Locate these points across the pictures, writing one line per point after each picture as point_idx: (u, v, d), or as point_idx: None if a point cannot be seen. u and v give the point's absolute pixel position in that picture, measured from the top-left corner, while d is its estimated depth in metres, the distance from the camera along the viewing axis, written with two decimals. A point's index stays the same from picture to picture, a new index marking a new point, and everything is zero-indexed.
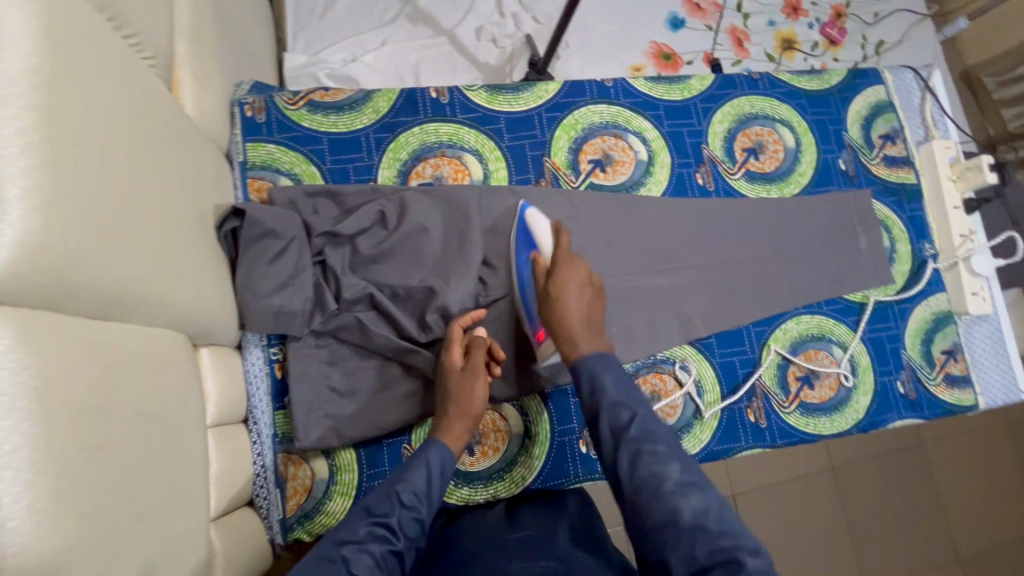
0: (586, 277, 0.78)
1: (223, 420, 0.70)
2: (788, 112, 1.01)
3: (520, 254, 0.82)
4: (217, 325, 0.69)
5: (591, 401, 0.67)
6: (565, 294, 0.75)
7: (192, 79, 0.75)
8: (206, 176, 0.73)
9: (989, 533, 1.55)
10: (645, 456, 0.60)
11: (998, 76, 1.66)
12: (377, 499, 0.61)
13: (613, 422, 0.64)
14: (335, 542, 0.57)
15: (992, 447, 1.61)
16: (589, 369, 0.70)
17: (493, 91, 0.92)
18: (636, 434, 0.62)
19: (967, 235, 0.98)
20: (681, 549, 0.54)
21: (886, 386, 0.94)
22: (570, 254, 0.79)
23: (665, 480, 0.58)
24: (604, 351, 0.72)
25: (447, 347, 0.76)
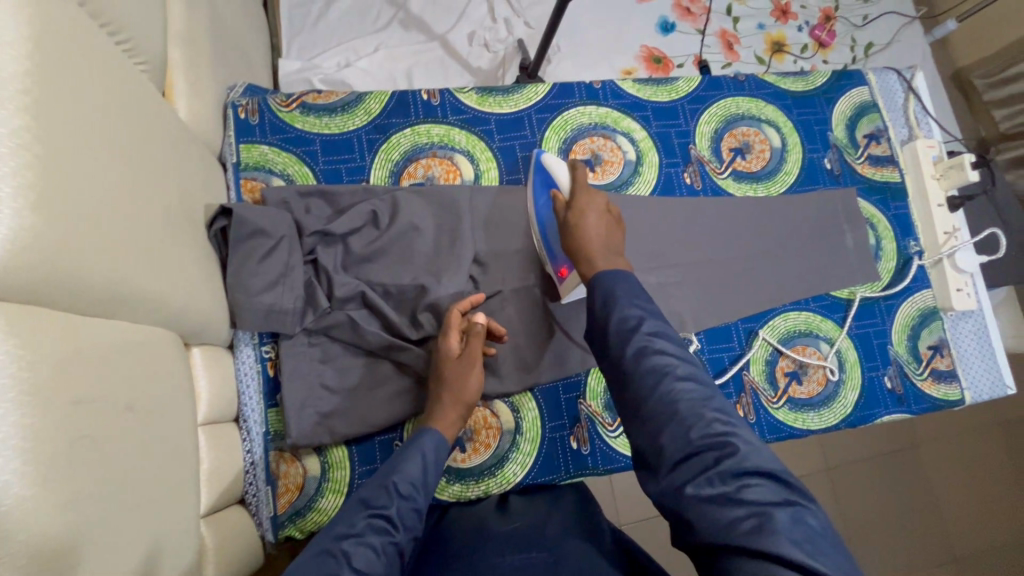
0: (603, 205, 0.80)
1: (215, 418, 0.71)
2: (774, 112, 1.03)
3: (539, 193, 0.85)
4: (209, 323, 0.70)
5: (601, 307, 0.67)
6: (585, 218, 0.77)
7: (185, 82, 0.77)
8: (198, 178, 0.74)
9: (984, 532, 1.56)
10: (653, 352, 0.61)
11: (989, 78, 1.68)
12: (373, 491, 0.60)
13: (620, 322, 0.64)
14: (333, 538, 0.55)
15: (985, 445, 1.63)
16: (603, 285, 0.69)
17: (483, 93, 0.94)
18: (644, 334, 0.63)
19: (951, 232, 1.00)
20: (675, 433, 0.55)
21: (873, 381, 0.95)
22: (588, 186, 0.82)
23: (670, 375, 0.59)
24: (622, 268, 0.72)
25: (444, 335, 0.78)
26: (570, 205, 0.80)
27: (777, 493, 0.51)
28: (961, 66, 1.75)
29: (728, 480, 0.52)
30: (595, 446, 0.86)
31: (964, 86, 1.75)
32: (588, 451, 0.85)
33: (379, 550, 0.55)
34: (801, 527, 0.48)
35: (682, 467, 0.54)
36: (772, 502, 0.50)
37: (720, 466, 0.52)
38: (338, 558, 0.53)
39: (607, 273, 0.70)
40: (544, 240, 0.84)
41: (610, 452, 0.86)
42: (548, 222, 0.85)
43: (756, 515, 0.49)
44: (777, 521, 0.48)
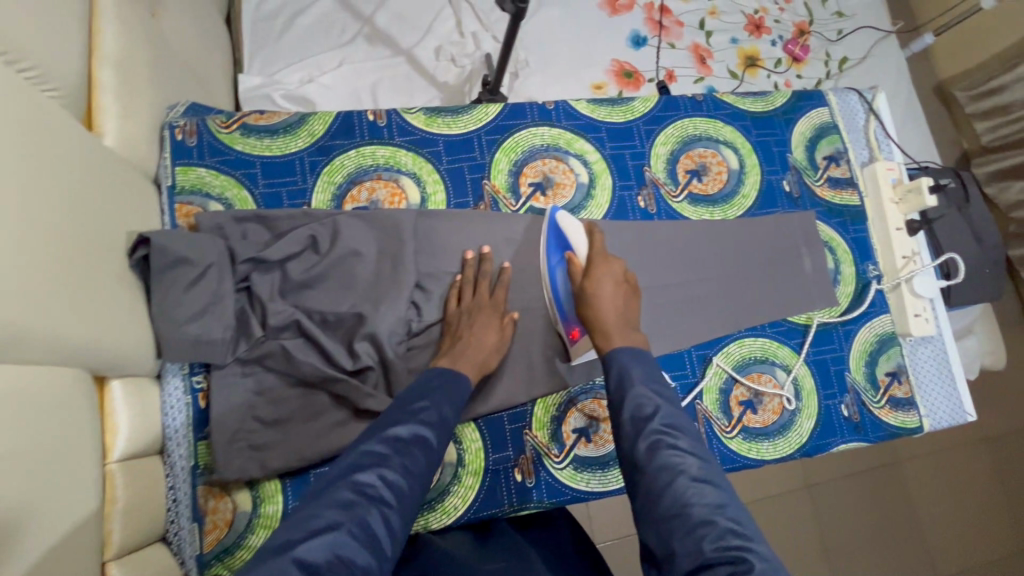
0: (620, 274, 0.80)
1: (135, 454, 0.68)
2: (732, 133, 1.01)
3: (553, 254, 0.83)
4: (128, 357, 0.67)
5: (616, 388, 0.65)
6: (603, 292, 0.76)
7: (116, 104, 0.74)
8: (122, 204, 0.71)
9: (965, 555, 1.55)
10: (665, 447, 0.58)
11: (973, 90, 1.65)
12: (422, 406, 0.63)
13: (635, 409, 0.62)
14: (386, 436, 0.58)
15: (962, 464, 1.62)
16: (619, 361, 0.68)
17: (431, 114, 0.92)
18: (658, 427, 0.60)
19: (910, 256, 0.98)
20: (686, 540, 0.52)
21: (830, 410, 0.93)
22: (604, 254, 0.81)
23: (682, 474, 0.56)
24: (639, 346, 0.71)
25: (485, 301, 0.81)
26: (586, 274, 0.78)
27: None
28: (944, 79, 1.76)
29: None
30: (541, 478, 0.83)
31: (947, 99, 1.76)
32: (533, 484, 0.83)
33: (425, 454, 0.59)
34: None
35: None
36: None
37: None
38: (390, 452, 0.57)
39: (626, 351, 0.69)
40: (556, 306, 0.83)
41: (556, 484, 0.84)
42: (562, 284, 0.83)
43: None
44: None
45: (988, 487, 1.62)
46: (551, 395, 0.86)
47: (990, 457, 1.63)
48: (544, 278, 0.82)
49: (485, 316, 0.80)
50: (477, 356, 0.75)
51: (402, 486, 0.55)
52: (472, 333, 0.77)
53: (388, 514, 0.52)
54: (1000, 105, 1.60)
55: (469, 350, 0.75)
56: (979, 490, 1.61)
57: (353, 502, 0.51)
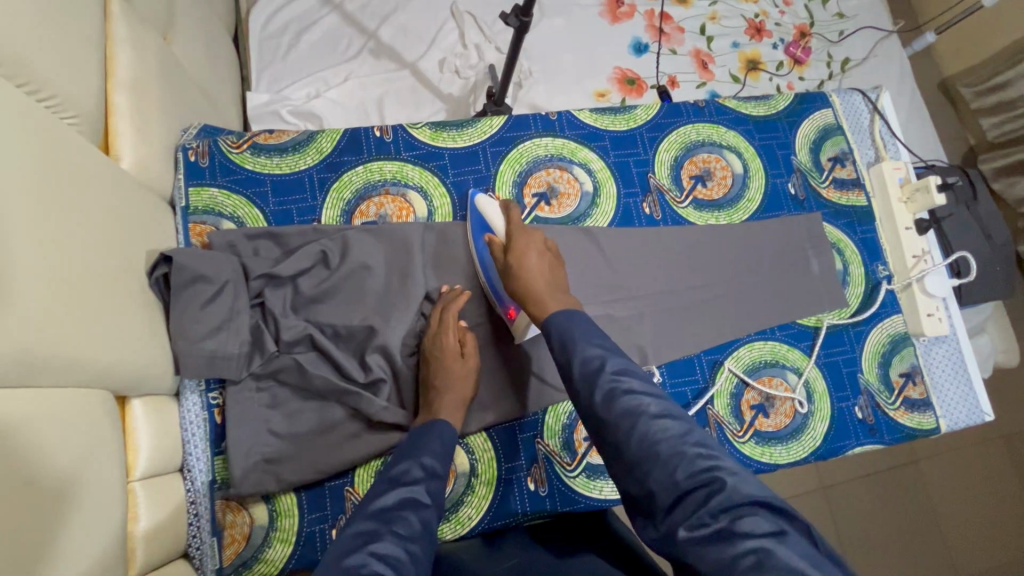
0: (540, 242, 0.82)
1: (156, 470, 0.69)
2: (735, 138, 1.01)
3: (477, 237, 0.86)
4: (148, 375, 0.68)
5: (560, 349, 0.67)
6: (525, 261, 0.78)
7: (130, 130, 0.76)
8: (139, 226, 0.73)
9: (990, 555, 1.52)
10: (621, 393, 0.59)
11: (974, 87, 1.67)
12: (403, 469, 0.64)
13: (583, 365, 0.63)
14: (373, 511, 0.59)
15: (982, 462, 1.59)
16: (558, 327, 0.70)
17: (436, 128, 0.93)
18: (610, 373, 0.61)
19: (920, 255, 0.98)
20: (660, 474, 0.53)
21: (843, 412, 0.93)
22: (523, 226, 0.84)
23: (642, 412, 0.57)
24: (570, 305, 0.74)
25: (444, 332, 0.79)
26: (507, 250, 0.81)
27: (771, 522, 0.48)
28: (948, 76, 1.76)
29: (721, 516, 0.49)
30: (554, 487, 0.84)
31: (952, 95, 1.75)
32: (546, 492, 0.83)
33: (416, 516, 0.59)
34: (802, 554, 0.45)
35: (676, 508, 0.52)
36: (768, 534, 0.46)
37: (710, 503, 0.50)
38: (379, 525, 0.57)
39: (556, 314, 0.71)
40: (491, 287, 0.84)
41: (569, 493, 0.84)
42: (490, 265, 0.85)
43: (755, 552, 0.45)
44: (781, 556, 0.45)
45: (1010, 484, 1.59)
46: (563, 403, 0.87)
47: (1010, 452, 1.61)
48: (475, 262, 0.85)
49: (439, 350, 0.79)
50: (456, 393, 0.77)
51: (400, 555, 0.54)
52: (443, 368, 0.77)
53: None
54: (1006, 100, 1.59)
55: (442, 391, 0.76)
56: (1002, 487, 1.58)
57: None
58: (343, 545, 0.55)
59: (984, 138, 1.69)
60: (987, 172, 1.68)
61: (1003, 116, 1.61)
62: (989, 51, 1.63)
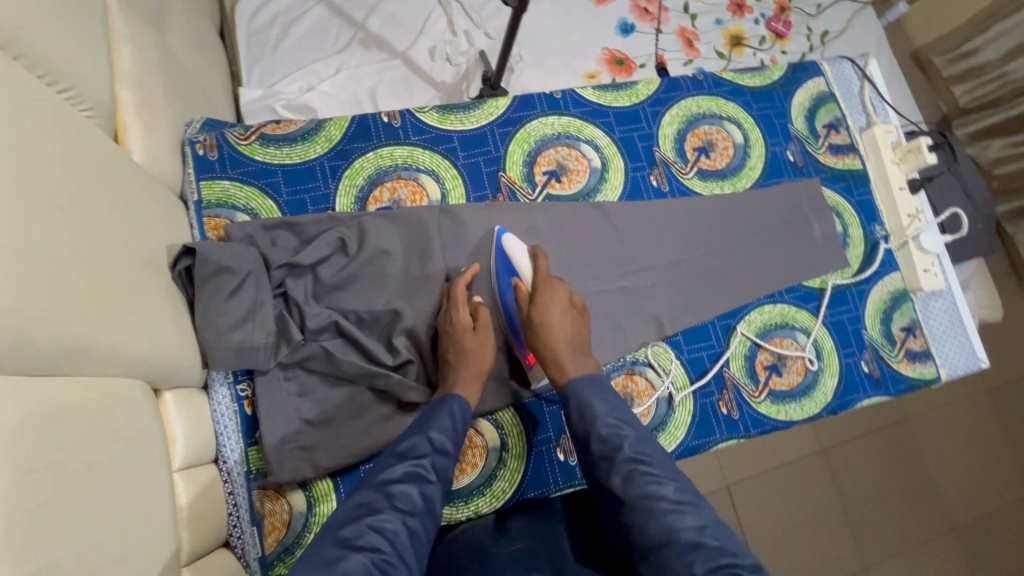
0: (566, 298, 0.81)
1: (193, 461, 0.69)
2: (734, 109, 1.04)
3: (502, 278, 0.85)
4: (179, 367, 0.68)
5: (580, 420, 0.71)
6: (549, 318, 0.78)
7: (139, 124, 0.75)
8: (157, 220, 0.72)
9: (982, 500, 1.60)
10: (641, 476, 0.64)
11: (946, 55, 1.72)
12: (411, 443, 0.67)
13: (603, 443, 0.68)
14: (377, 483, 0.63)
15: (971, 413, 1.67)
16: (578, 394, 0.72)
17: (444, 111, 0.94)
18: (630, 455, 0.66)
19: (914, 214, 1.02)
20: (679, 565, 0.58)
21: (851, 367, 0.97)
22: (550, 277, 0.82)
23: (662, 500, 0.62)
24: (593, 371, 0.76)
25: (455, 307, 0.80)
26: (531, 300, 0.80)
27: None
28: (919, 46, 1.82)
29: None
30: None
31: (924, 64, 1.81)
32: (576, 462, 0.85)
33: (417, 493, 0.63)
34: None
35: None
36: None
37: None
38: (380, 499, 0.61)
39: (579, 382, 0.73)
40: (512, 330, 0.85)
41: None
42: (512, 308, 0.85)
43: None
44: None
45: (999, 431, 1.67)
46: None
47: (996, 402, 1.69)
48: (496, 303, 0.85)
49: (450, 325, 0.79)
50: (471, 365, 0.77)
51: (394, 529, 0.58)
52: (456, 343, 0.78)
53: (382, 561, 0.55)
54: (976, 66, 1.65)
55: (456, 367, 0.77)
56: (991, 435, 1.66)
57: (343, 555, 0.55)
58: (345, 513, 0.60)
59: (954, 104, 1.75)
60: (961, 136, 1.74)
61: (974, 82, 1.67)
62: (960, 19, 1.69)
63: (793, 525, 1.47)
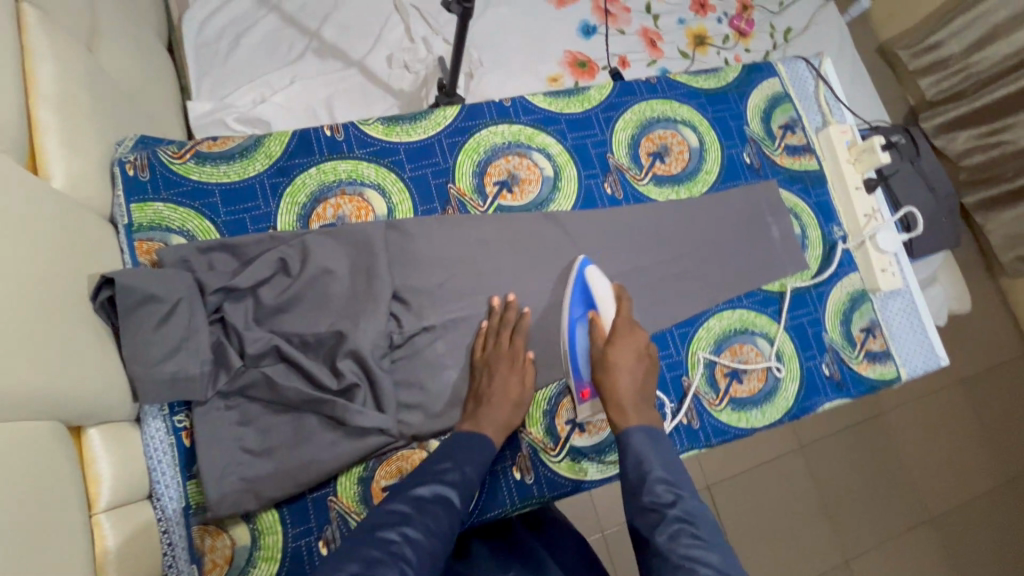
0: (643, 344, 0.80)
1: (122, 501, 0.66)
2: (689, 112, 1.02)
3: (574, 307, 0.85)
4: (104, 402, 0.65)
5: (634, 472, 0.67)
6: (622, 364, 0.77)
7: (60, 147, 0.72)
8: (79, 248, 0.69)
9: (959, 489, 1.62)
10: (686, 538, 0.60)
11: (912, 49, 1.73)
12: (444, 465, 0.68)
13: (654, 497, 0.64)
14: (409, 496, 0.63)
15: (947, 403, 1.68)
16: (635, 449, 0.69)
17: (389, 123, 0.91)
18: (679, 514, 0.62)
19: (871, 214, 1.02)
20: None
21: (812, 370, 0.96)
22: (631, 324, 0.81)
23: (703, 566, 0.57)
24: (652, 424, 0.72)
25: (513, 352, 0.82)
26: (610, 343, 0.79)
27: None
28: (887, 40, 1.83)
29: None
30: (539, 474, 0.83)
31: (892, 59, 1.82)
32: (533, 480, 0.83)
33: (445, 516, 0.63)
34: None
35: None
36: None
37: None
38: (412, 511, 0.62)
39: (638, 431, 0.70)
40: (572, 362, 0.83)
41: (555, 477, 0.84)
42: (581, 340, 0.84)
43: None
44: None
45: (974, 421, 1.69)
46: (541, 391, 0.86)
47: (971, 393, 1.70)
48: (562, 334, 0.83)
49: (500, 366, 0.81)
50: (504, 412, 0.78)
51: (424, 544, 0.59)
52: (500, 385, 0.79)
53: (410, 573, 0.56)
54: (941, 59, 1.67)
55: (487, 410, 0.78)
56: (966, 425, 1.68)
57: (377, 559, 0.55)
58: (378, 519, 0.60)
59: (923, 98, 1.76)
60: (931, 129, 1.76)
61: (938, 75, 1.68)
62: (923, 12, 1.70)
63: (772, 526, 1.46)
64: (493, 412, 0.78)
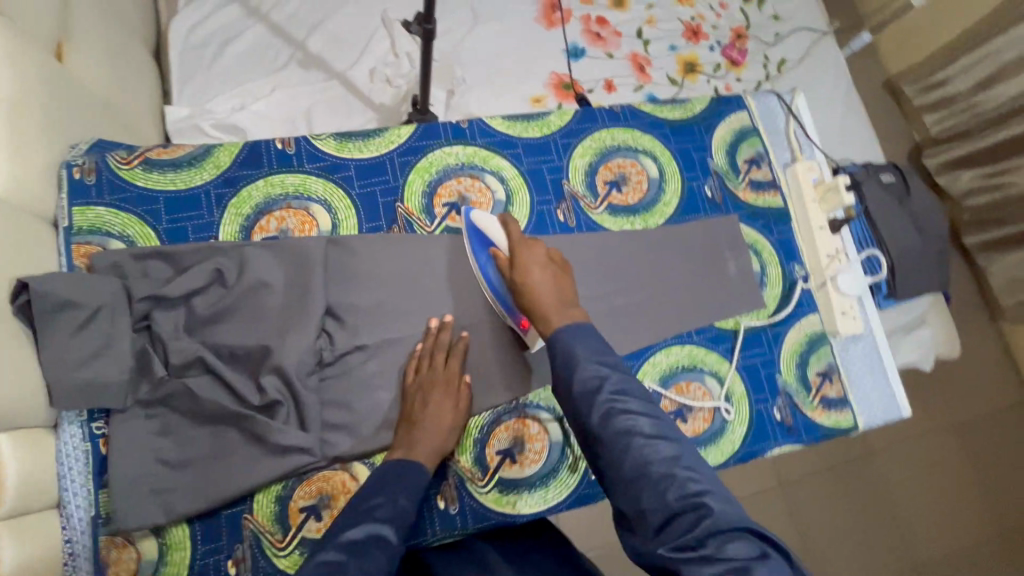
0: (543, 254, 0.79)
1: (22, 509, 0.65)
2: (651, 142, 1.01)
3: (477, 251, 0.84)
4: (14, 406, 0.64)
5: (562, 365, 0.66)
6: (531, 277, 0.75)
7: (7, 149, 0.71)
8: (8, 250, 0.69)
9: (949, 537, 1.55)
10: (617, 412, 0.61)
11: (918, 84, 1.71)
12: (377, 503, 0.67)
13: (582, 383, 0.63)
14: (339, 543, 0.62)
15: (937, 446, 1.62)
16: (562, 342, 0.68)
17: (342, 138, 0.91)
18: (609, 395, 0.62)
19: (834, 254, 0.99)
20: (652, 496, 0.55)
21: (762, 414, 0.92)
22: (525, 240, 0.81)
23: (637, 434, 0.59)
24: (579, 321, 0.71)
25: (441, 372, 0.80)
26: (513, 264, 0.78)
27: (754, 547, 0.52)
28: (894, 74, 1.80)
29: (708, 540, 0.52)
30: (464, 504, 0.81)
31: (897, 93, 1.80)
32: (456, 510, 0.81)
33: (383, 553, 0.62)
34: None
35: (668, 528, 0.54)
36: (752, 558, 0.50)
37: (699, 527, 0.52)
38: (345, 556, 0.60)
39: (566, 331, 0.69)
40: (500, 302, 0.83)
41: (481, 509, 0.82)
42: (496, 279, 0.83)
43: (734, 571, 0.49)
44: None
45: (967, 466, 1.62)
46: (473, 419, 0.84)
47: (964, 436, 1.64)
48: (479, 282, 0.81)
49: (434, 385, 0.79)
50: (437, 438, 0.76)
51: None
52: (430, 409, 0.78)
53: None
54: (946, 97, 1.63)
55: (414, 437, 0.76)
56: (958, 470, 1.61)
57: None
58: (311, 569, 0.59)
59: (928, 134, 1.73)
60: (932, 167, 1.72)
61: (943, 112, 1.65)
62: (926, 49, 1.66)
63: None
64: (415, 437, 0.76)
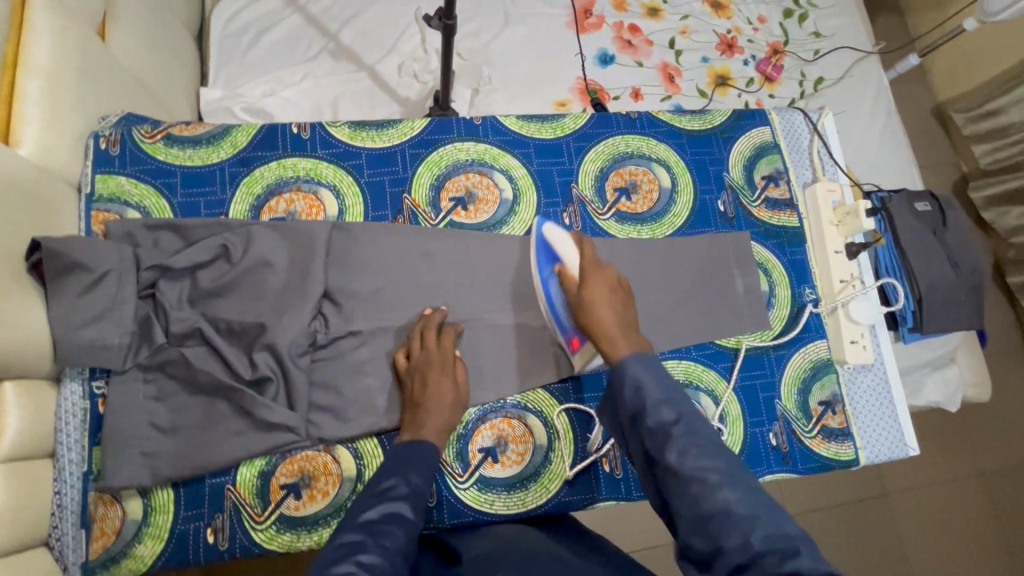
0: (614, 277, 0.77)
1: (20, 456, 0.68)
2: (666, 151, 1.00)
3: (542, 265, 0.80)
4: (22, 358, 0.67)
5: (632, 396, 0.63)
6: (600, 299, 0.73)
7: (40, 117, 0.75)
8: (31, 211, 0.72)
9: None
10: (695, 450, 0.57)
11: (968, 112, 1.62)
12: (390, 484, 0.65)
13: (658, 418, 0.60)
14: (358, 523, 0.60)
15: (960, 495, 1.54)
16: (631, 374, 0.64)
17: (356, 127, 0.93)
18: (684, 432, 0.59)
19: (848, 280, 0.95)
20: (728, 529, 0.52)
21: (757, 438, 0.89)
22: (597, 261, 0.78)
23: (714, 472, 0.56)
24: (645, 349, 0.69)
25: (435, 353, 0.79)
26: (581, 286, 0.75)
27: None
28: (943, 100, 1.72)
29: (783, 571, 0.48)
30: (442, 498, 0.81)
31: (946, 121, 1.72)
32: (434, 503, 0.81)
33: (402, 531, 0.60)
34: None
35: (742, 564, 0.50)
36: None
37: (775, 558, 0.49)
38: (365, 537, 0.58)
39: (633, 358, 0.66)
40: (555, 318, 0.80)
41: (459, 504, 0.81)
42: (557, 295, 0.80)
43: None
44: None
45: (989, 519, 1.53)
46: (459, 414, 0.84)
47: (990, 489, 1.55)
48: (537, 293, 0.80)
49: (427, 364, 0.79)
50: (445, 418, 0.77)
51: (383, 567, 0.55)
52: (421, 393, 0.77)
53: None
54: (998, 128, 1.55)
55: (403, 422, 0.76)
56: (980, 522, 1.53)
57: None
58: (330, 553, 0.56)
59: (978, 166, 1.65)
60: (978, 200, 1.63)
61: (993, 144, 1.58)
62: (980, 76, 1.58)
63: None
64: (421, 419, 0.75)
